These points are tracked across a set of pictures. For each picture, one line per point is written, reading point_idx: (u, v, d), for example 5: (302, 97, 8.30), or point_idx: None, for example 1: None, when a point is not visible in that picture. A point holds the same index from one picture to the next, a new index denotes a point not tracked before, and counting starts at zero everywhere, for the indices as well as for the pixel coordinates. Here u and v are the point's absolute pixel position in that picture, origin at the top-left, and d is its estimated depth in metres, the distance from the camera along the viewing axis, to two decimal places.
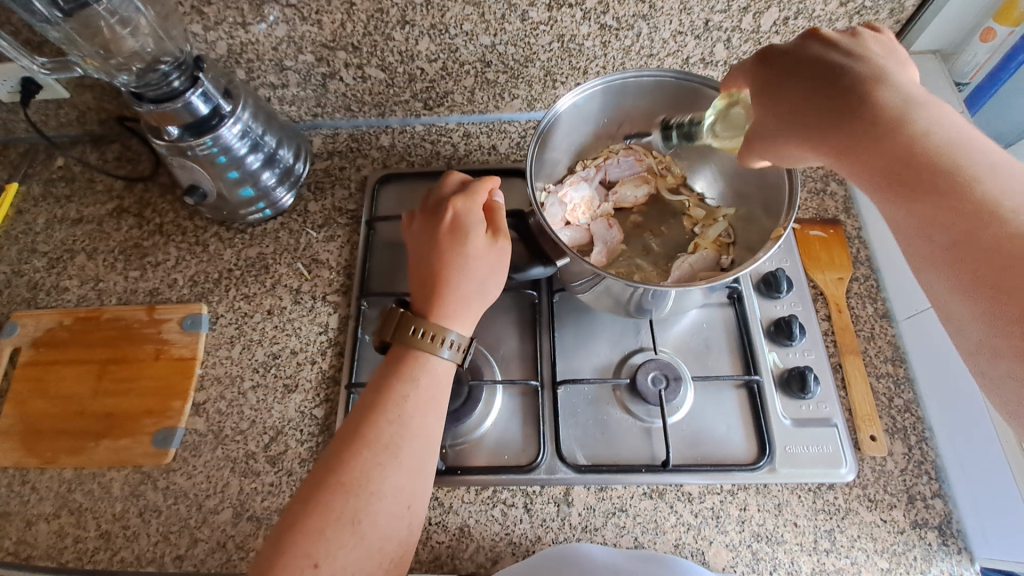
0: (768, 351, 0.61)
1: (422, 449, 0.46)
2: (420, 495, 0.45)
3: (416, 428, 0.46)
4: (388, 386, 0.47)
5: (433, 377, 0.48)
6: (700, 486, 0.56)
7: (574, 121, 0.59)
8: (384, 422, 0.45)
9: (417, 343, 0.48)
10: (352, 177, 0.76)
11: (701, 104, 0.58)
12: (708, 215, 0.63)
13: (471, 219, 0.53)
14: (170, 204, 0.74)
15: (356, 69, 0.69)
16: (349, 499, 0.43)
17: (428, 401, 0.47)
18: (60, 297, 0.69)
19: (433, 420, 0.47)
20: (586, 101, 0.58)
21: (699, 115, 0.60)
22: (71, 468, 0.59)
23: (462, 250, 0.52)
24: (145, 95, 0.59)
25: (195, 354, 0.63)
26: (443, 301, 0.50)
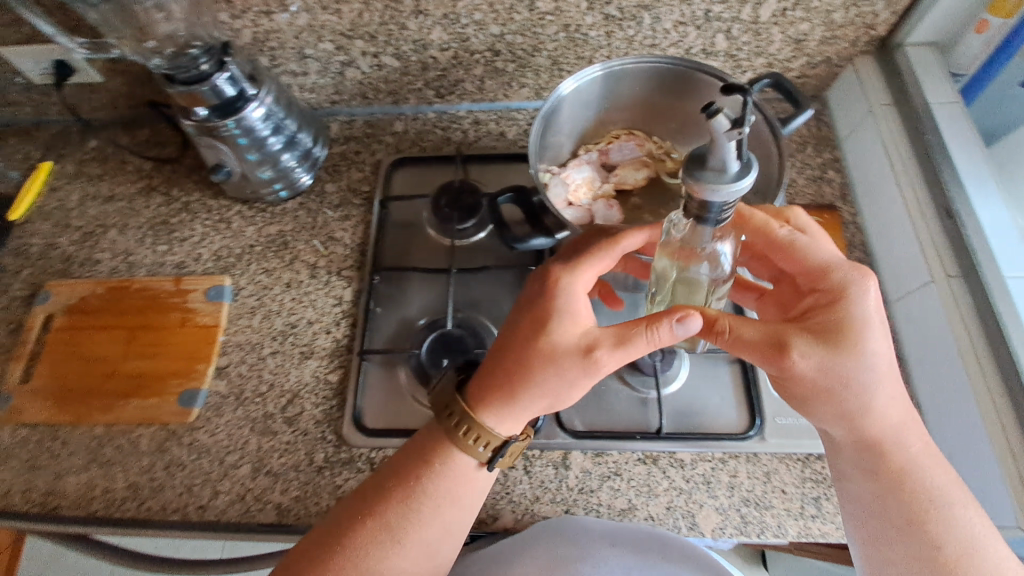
0: None
1: (433, 541, 0.46)
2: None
3: (429, 520, 0.46)
4: (410, 470, 0.47)
5: (462, 476, 0.47)
6: (692, 454, 0.59)
7: (575, 106, 0.62)
8: (396, 504, 0.46)
9: (453, 434, 0.46)
10: (367, 161, 0.79)
11: (697, 90, 0.61)
12: None
13: (569, 300, 0.46)
14: (196, 184, 0.78)
15: (372, 58, 0.73)
16: (346, 564, 0.44)
17: (447, 494, 0.46)
18: (93, 268, 0.73)
19: (449, 516, 0.47)
20: (586, 88, 0.61)
21: (697, 100, 0.62)
22: (102, 425, 0.63)
23: (560, 354, 0.44)
24: (176, 77, 0.62)
25: (218, 322, 0.67)
26: (505, 398, 0.45)
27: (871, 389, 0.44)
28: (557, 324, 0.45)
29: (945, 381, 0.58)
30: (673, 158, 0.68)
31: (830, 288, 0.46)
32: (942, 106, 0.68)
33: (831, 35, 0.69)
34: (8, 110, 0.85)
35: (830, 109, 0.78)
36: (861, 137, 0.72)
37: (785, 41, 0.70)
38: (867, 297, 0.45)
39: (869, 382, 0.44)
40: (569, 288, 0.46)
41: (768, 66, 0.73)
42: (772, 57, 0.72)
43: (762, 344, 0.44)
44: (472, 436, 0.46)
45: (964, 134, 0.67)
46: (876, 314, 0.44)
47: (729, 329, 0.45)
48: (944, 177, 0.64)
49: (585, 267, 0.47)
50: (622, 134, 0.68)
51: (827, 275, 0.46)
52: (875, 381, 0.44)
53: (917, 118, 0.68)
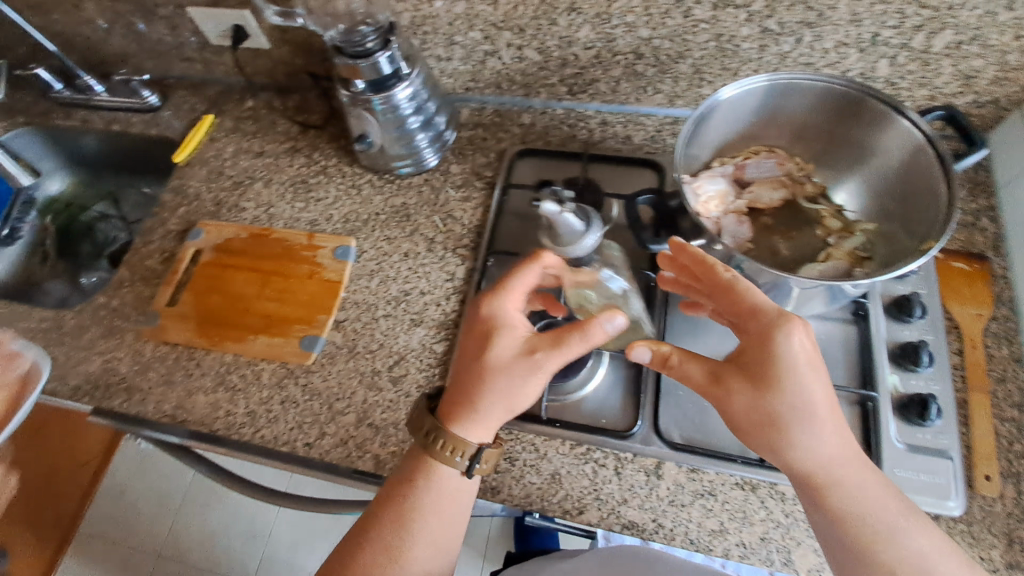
0: (889, 373, 0.59)
1: (421, 570, 0.48)
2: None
3: (419, 545, 0.48)
4: (391, 496, 0.50)
5: (447, 491, 0.50)
6: (795, 489, 0.56)
7: (725, 117, 0.61)
8: (386, 529, 0.49)
9: (438, 456, 0.50)
10: (492, 148, 0.82)
11: (859, 114, 0.58)
12: (844, 227, 0.63)
13: (501, 323, 0.52)
14: (335, 150, 0.84)
15: (516, 50, 0.76)
16: None
17: (431, 511, 0.49)
18: (238, 214, 0.81)
19: (434, 528, 0.49)
20: (741, 100, 0.59)
21: (855, 124, 0.59)
22: (232, 354, 0.69)
23: (494, 367, 0.49)
24: (345, 50, 0.67)
25: (340, 279, 0.72)
26: (466, 407, 0.50)
27: (810, 433, 0.45)
28: (496, 346, 0.50)
29: None
30: (813, 182, 0.66)
31: (755, 331, 0.46)
32: None
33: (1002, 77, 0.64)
34: (183, 66, 0.95)
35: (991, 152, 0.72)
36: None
37: (955, 75, 0.65)
38: (791, 341, 0.44)
39: (789, 417, 0.44)
40: (499, 316, 0.52)
41: (930, 99, 0.68)
42: (936, 90, 0.67)
43: (704, 381, 0.48)
44: (450, 447, 0.49)
45: None
46: (805, 361, 0.44)
47: (680, 355, 0.49)
48: None
49: (509, 292, 0.53)
50: (762, 151, 0.66)
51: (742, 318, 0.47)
52: (795, 415, 0.44)
53: None
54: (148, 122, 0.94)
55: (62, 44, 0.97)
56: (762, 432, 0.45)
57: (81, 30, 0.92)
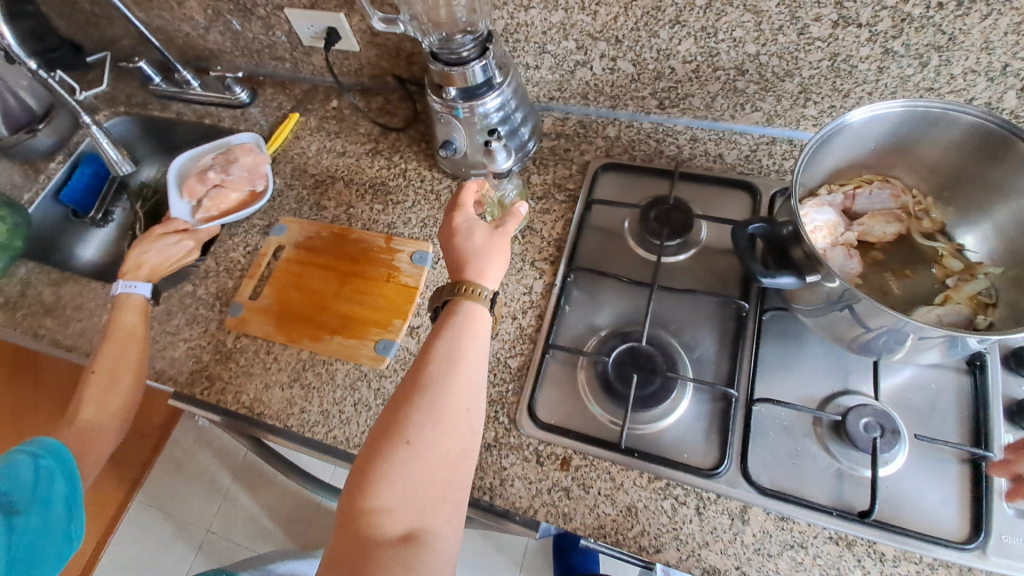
0: (1004, 431, 0.54)
1: (463, 395, 0.51)
2: (464, 434, 0.51)
3: (462, 371, 0.52)
4: (401, 396, 0.51)
5: (479, 331, 0.55)
6: (896, 550, 0.52)
7: (843, 143, 0.57)
8: (401, 418, 0.49)
9: (463, 296, 0.55)
10: (575, 160, 0.80)
11: (999, 152, 0.53)
12: (965, 268, 0.58)
13: (465, 224, 0.61)
14: (416, 153, 0.84)
15: (609, 61, 0.74)
16: (376, 486, 0.46)
17: (468, 344, 0.53)
18: (319, 212, 0.82)
19: (449, 406, 0.50)
20: (864, 126, 0.55)
21: (991, 160, 0.55)
22: (308, 351, 0.70)
23: (488, 237, 0.60)
24: (440, 57, 0.67)
25: (417, 284, 0.72)
26: (473, 266, 0.58)
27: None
28: (470, 235, 0.60)
29: None
30: (931, 219, 0.61)
31: None
32: None
33: None
34: (273, 64, 0.97)
35: None
36: None
37: None
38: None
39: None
40: (464, 216, 0.62)
41: None
42: None
43: None
44: (470, 286, 0.56)
45: None
46: None
47: None
48: None
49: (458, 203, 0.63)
50: (875, 180, 0.62)
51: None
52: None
53: None
54: (237, 116, 0.98)
55: (163, 38, 1.01)
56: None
57: (183, 26, 0.96)
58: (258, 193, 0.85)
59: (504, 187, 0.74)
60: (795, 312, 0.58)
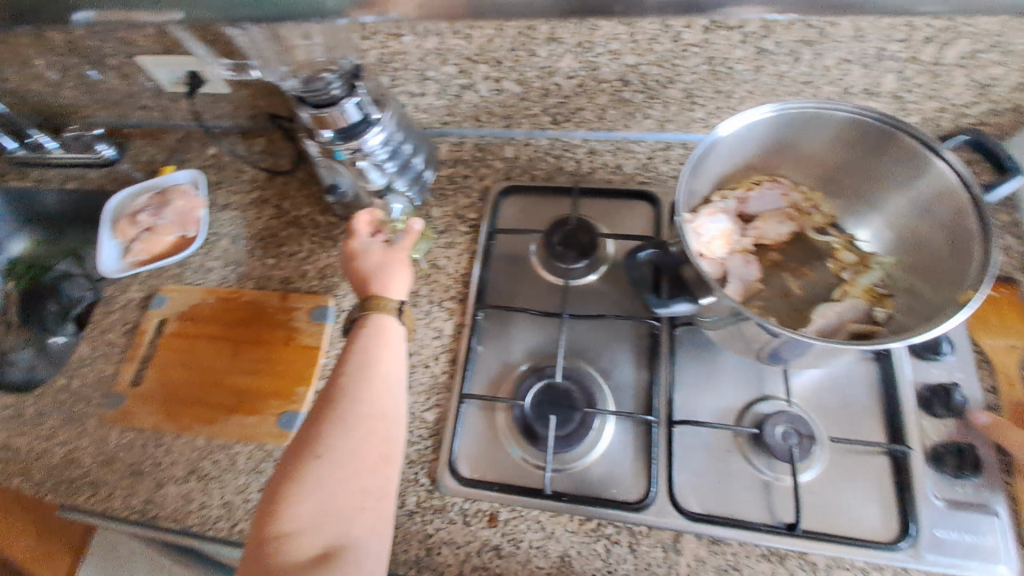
0: (919, 418, 0.54)
1: (379, 404, 0.49)
2: (384, 438, 0.48)
3: (376, 379, 0.50)
4: (317, 410, 0.48)
5: (392, 338, 0.53)
6: (827, 558, 0.51)
7: (725, 153, 0.56)
8: (315, 433, 0.46)
9: (375, 308, 0.55)
10: (474, 186, 0.77)
11: (874, 146, 0.53)
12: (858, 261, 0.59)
13: (365, 243, 0.61)
14: (306, 198, 0.78)
15: (493, 82, 0.70)
16: (286, 508, 0.43)
17: (383, 352, 0.52)
18: (206, 276, 0.75)
19: (363, 412, 0.48)
20: (743, 134, 0.54)
21: (869, 153, 0.55)
22: (203, 437, 0.64)
23: (387, 253, 0.59)
24: (307, 99, 0.60)
25: (319, 344, 0.66)
26: (378, 280, 0.57)
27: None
28: (367, 253, 0.59)
29: None
30: (821, 212, 0.62)
31: None
32: None
33: None
34: (140, 114, 0.89)
35: None
36: None
37: (969, 85, 0.59)
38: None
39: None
40: (361, 241, 0.61)
41: (941, 111, 0.63)
42: (949, 102, 0.62)
43: None
44: (379, 299, 0.55)
45: None
46: None
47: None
48: None
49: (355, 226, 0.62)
50: (764, 180, 0.61)
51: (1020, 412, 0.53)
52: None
53: None
54: (107, 177, 0.89)
55: (8, 98, 0.91)
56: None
57: (27, 85, 0.86)
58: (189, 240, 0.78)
59: (391, 206, 0.73)
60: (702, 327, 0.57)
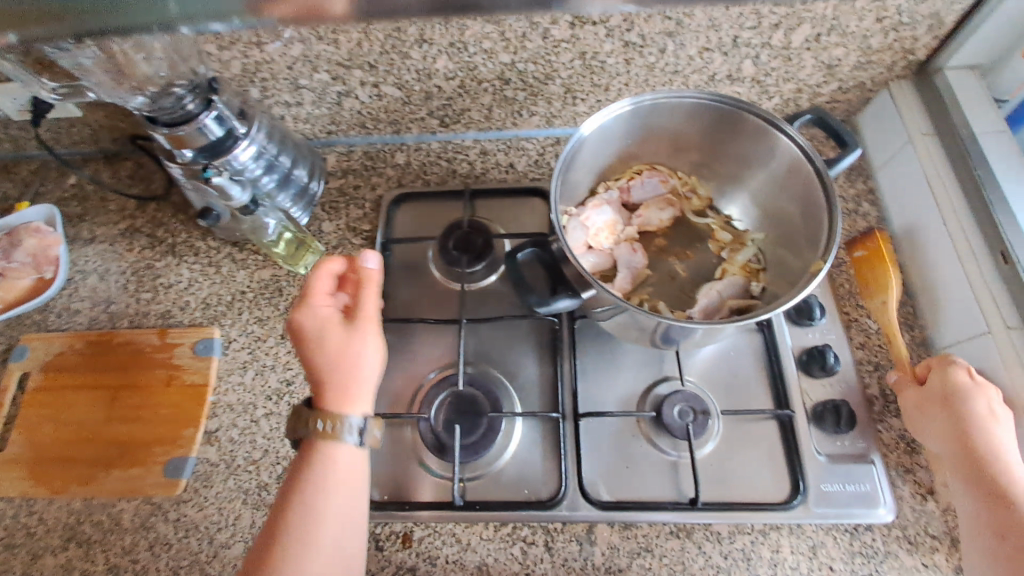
0: (799, 381, 0.58)
1: (336, 539, 0.45)
2: (357, 527, 0.47)
3: (328, 516, 0.45)
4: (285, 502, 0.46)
5: (346, 465, 0.47)
6: (729, 526, 0.54)
7: (598, 146, 0.57)
8: (285, 528, 0.44)
9: (320, 435, 0.47)
10: (367, 197, 0.74)
11: (734, 127, 0.56)
12: (734, 239, 0.62)
13: (315, 320, 0.51)
14: (183, 223, 0.72)
15: (372, 87, 0.66)
16: None
17: (335, 486, 0.46)
18: (71, 319, 0.68)
19: (338, 505, 0.46)
20: (611, 126, 0.56)
21: (732, 136, 0.58)
22: (80, 498, 0.58)
23: (359, 335, 0.51)
24: (160, 119, 0.57)
25: (207, 381, 0.62)
26: (336, 389, 0.48)
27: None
28: (326, 337, 0.50)
29: None
30: (699, 196, 0.64)
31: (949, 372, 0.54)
32: (988, 135, 0.63)
33: (866, 60, 0.63)
34: None
35: (860, 134, 0.72)
36: (898, 168, 0.67)
37: (818, 66, 0.64)
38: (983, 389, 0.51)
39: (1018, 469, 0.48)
40: (310, 314, 0.51)
41: (798, 91, 0.67)
42: (803, 83, 0.66)
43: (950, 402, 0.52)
44: (330, 421, 0.47)
45: (1013, 165, 0.61)
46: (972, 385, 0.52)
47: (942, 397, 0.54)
48: (997, 216, 0.59)
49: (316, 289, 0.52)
50: (644, 169, 0.63)
51: (935, 367, 0.54)
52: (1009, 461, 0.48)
53: (964, 147, 0.62)
54: None
55: None
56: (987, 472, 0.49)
57: None
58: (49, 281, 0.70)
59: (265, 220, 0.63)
60: (595, 319, 0.57)
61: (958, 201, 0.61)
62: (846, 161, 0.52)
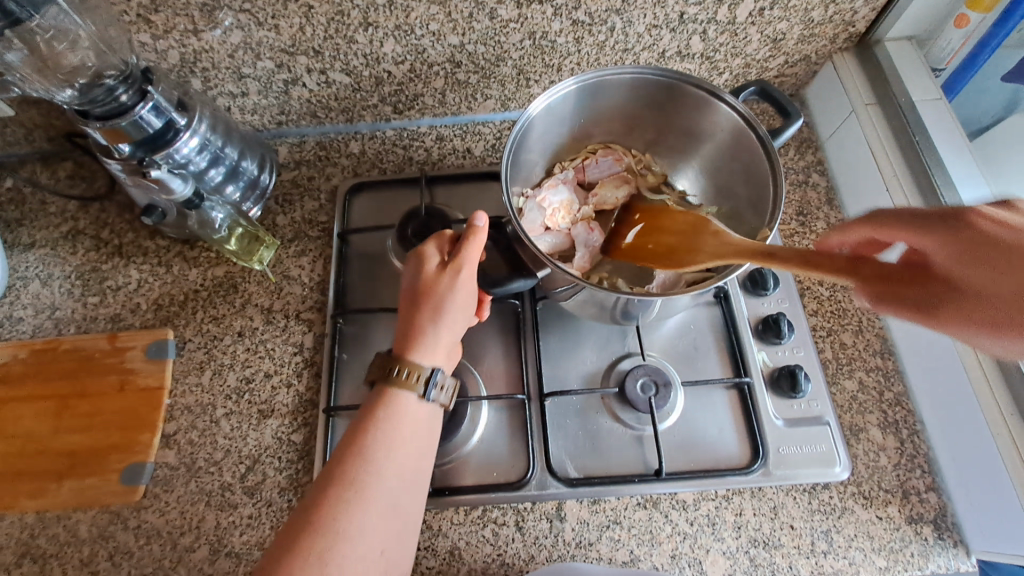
0: (757, 350, 0.59)
1: (395, 492, 0.44)
2: (417, 482, 0.46)
3: (389, 468, 0.44)
4: (361, 431, 0.45)
5: (413, 422, 0.47)
6: (694, 494, 0.55)
7: (548, 125, 0.59)
8: (357, 457, 0.44)
9: (395, 382, 0.47)
10: (321, 188, 0.72)
11: (680, 101, 0.58)
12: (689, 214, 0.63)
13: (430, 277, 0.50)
14: (129, 223, 0.69)
15: (319, 74, 0.65)
16: (318, 538, 0.41)
17: (399, 440, 0.45)
18: (14, 328, 0.65)
19: (407, 454, 0.45)
20: (560, 104, 0.57)
21: (679, 113, 0.59)
22: (33, 512, 0.55)
23: (448, 282, 0.50)
24: (91, 112, 0.54)
25: (162, 383, 0.60)
26: (419, 334, 0.49)
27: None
28: (434, 294, 0.50)
29: (956, 402, 0.54)
30: (654, 173, 0.66)
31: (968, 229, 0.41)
32: (925, 104, 0.66)
33: (809, 32, 0.64)
34: None
35: (808, 107, 0.74)
36: (843, 140, 0.68)
37: (763, 41, 0.65)
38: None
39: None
40: (434, 274, 0.50)
41: (747, 66, 0.68)
42: (750, 57, 0.67)
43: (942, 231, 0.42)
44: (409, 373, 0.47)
45: (948, 133, 0.64)
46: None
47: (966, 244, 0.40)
48: (935, 180, 0.61)
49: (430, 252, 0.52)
50: (599, 149, 0.65)
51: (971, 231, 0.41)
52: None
53: (902, 115, 0.65)
54: None
55: None
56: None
57: None
58: None
59: (210, 215, 0.62)
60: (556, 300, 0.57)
61: (898, 164, 0.63)
62: (789, 131, 0.53)
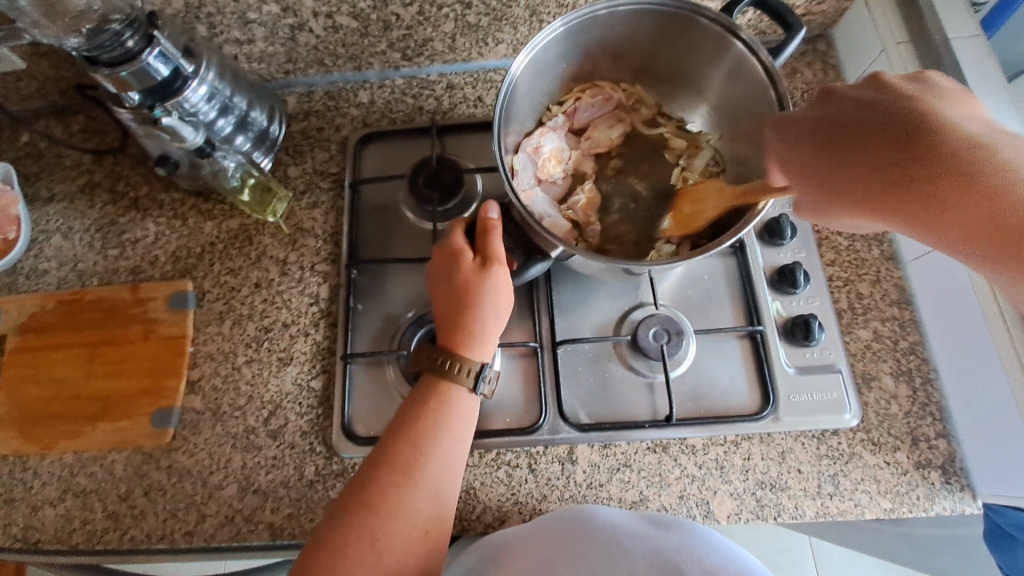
0: (771, 300, 0.59)
1: (440, 479, 0.46)
2: (458, 469, 0.47)
3: (437, 455, 0.46)
4: (406, 417, 0.47)
5: (459, 412, 0.48)
6: (703, 439, 0.56)
7: (534, 77, 0.58)
8: (401, 442, 0.46)
9: (444, 377, 0.48)
10: (332, 138, 0.71)
11: (676, 28, 0.56)
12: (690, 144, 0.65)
13: (465, 276, 0.50)
14: (144, 176, 0.70)
15: (326, 18, 0.63)
16: (369, 517, 0.43)
17: (443, 428, 0.47)
18: (40, 280, 0.66)
19: (449, 443, 0.47)
20: (545, 49, 0.56)
21: (671, 40, 0.58)
22: (72, 453, 0.59)
23: (483, 279, 0.50)
24: (100, 59, 0.53)
25: (185, 332, 0.62)
26: (465, 333, 0.49)
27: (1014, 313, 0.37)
28: (473, 293, 0.50)
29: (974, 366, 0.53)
30: (647, 105, 0.67)
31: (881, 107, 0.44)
32: (961, 41, 0.61)
33: None
34: None
35: (836, 49, 0.70)
36: None
37: None
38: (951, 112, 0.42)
39: None
40: (467, 273, 0.50)
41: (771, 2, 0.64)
42: None
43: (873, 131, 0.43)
44: (457, 366, 0.48)
45: (986, 72, 0.60)
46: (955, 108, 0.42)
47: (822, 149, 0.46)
48: None
49: (459, 248, 0.52)
50: (587, 88, 0.65)
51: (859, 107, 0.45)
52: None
53: (937, 55, 0.61)
54: None
55: None
56: (969, 213, 0.37)
57: None
58: (10, 243, 0.67)
59: (222, 164, 0.62)
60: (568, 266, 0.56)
61: None
62: (790, 46, 0.51)
